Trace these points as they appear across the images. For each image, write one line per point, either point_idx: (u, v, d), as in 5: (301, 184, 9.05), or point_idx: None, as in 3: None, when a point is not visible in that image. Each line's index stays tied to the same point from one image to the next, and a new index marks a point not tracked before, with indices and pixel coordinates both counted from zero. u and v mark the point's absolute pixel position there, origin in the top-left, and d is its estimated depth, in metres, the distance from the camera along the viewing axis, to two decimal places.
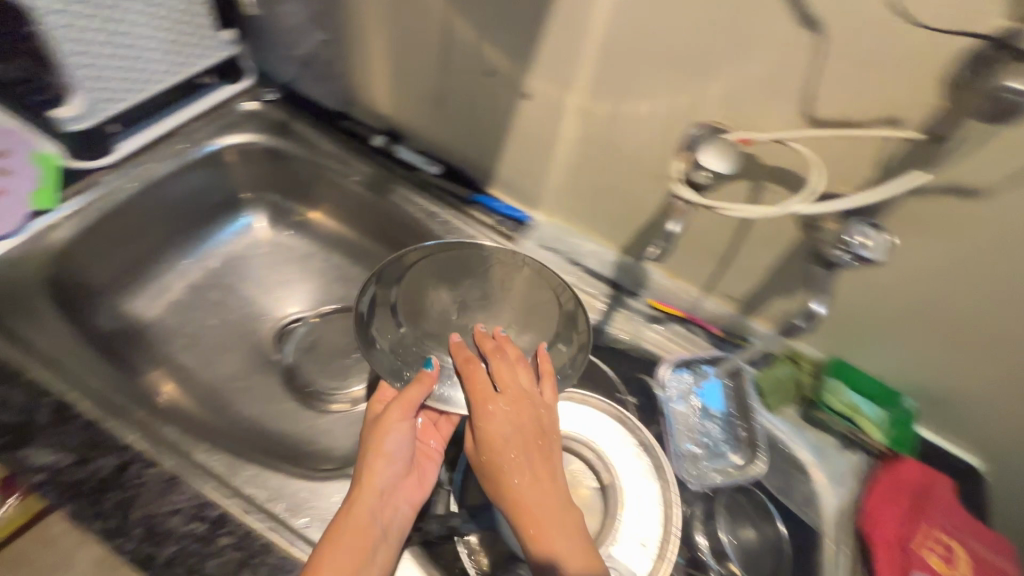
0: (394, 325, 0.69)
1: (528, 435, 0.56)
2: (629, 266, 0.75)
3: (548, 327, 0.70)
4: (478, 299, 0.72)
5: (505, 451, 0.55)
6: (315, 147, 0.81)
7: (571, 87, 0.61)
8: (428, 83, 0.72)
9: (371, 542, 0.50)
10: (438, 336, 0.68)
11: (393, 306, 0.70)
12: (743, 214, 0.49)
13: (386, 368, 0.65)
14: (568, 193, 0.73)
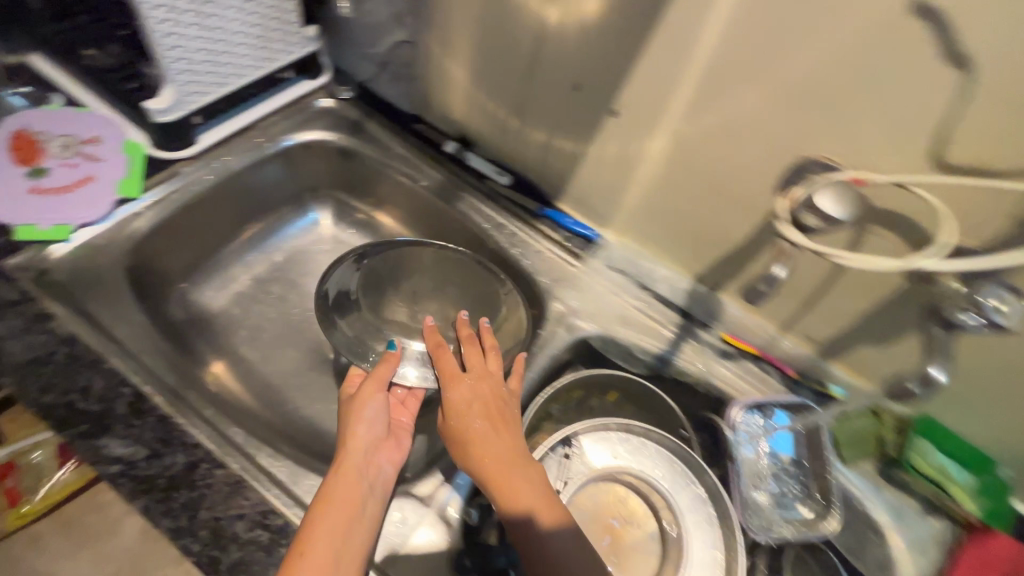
0: (356, 311, 0.73)
1: (487, 401, 0.60)
2: (702, 296, 0.72)
3: (495, 311, 0.73)
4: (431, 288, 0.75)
5: (467, 415, 0.59)
6: (388, 149, 0.80)
7: (668, 107, 0.58)
8: (509, 92, 0.70)
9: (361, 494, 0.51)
10: (395, 325, 0.72)
11: (355, 293, 0.73)
12: (855, 262, 0.46)
13: (348, 351, 0.69)
14: (645, 216, 0.70)
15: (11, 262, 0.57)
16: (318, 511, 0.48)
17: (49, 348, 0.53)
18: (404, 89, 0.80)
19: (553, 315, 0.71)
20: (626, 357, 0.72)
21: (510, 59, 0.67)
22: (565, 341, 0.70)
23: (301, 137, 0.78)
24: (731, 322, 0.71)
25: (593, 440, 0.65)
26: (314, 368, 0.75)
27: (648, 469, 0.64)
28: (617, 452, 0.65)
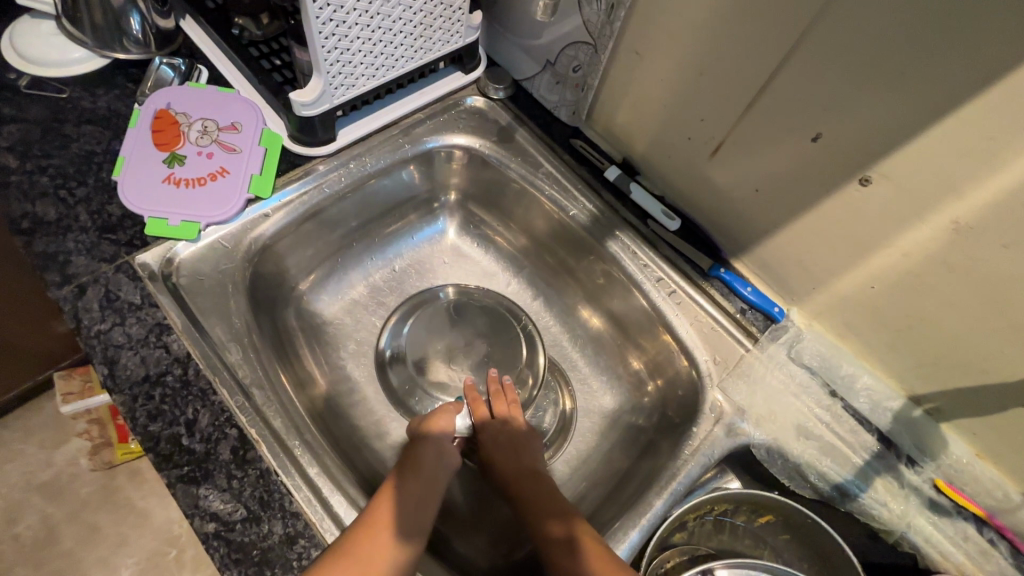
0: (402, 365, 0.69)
1: (515, 435, 0.62)
2: (917, 422, 0.55)
3: (518, 348, 0.71)
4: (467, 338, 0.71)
5: (500, 444, 0.61)
6: (536, 165, 0.69)
7: (963, 189, 0.41)
8: (711, 126, 0.56)
9: (427, 475, 0.52)
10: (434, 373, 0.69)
11: (398, 351, 0.69)
12: None
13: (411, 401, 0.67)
14: (860, 309, 0.54)
15: (138, 259, 0.53)
16: (386, 483, 0.50)
17: (163, 367, 0.48)
18: (569, 97, 0.68)
19: (711, 408, 0.57)
20: (793, 476, 0.57)
21: (728, 87, 0.52)
22: (724, 446, 0.56)
23: (446, 141, 0.69)
24: (954, 467, 0.54)
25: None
26: (420, 402, 0.67)
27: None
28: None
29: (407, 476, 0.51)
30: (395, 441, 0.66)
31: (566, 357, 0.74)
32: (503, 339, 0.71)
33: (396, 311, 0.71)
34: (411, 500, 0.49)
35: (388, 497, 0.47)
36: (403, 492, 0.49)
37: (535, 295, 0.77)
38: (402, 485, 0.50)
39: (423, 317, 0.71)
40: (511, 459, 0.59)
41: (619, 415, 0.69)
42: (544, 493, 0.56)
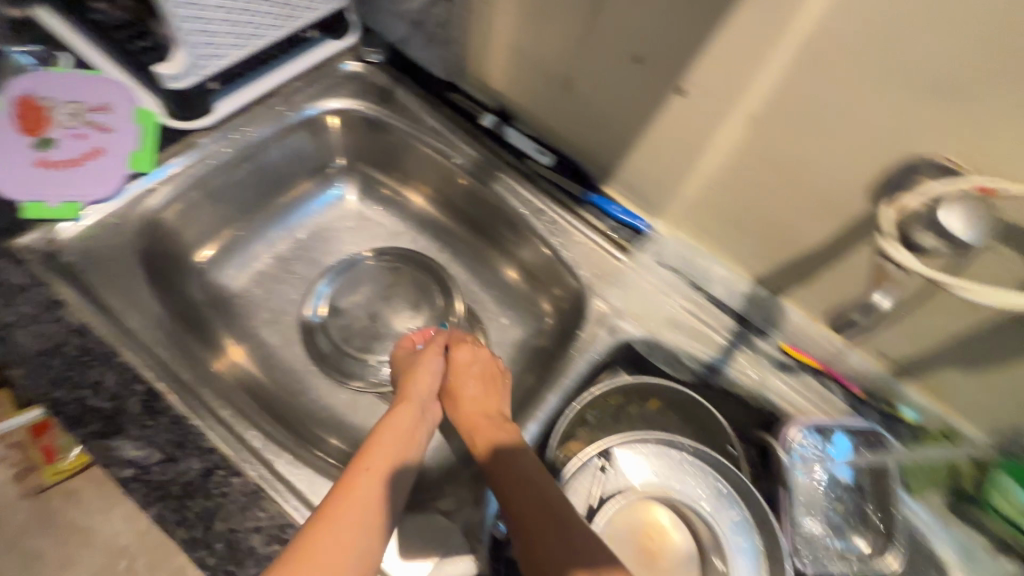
0: (321, 330, 0.73)
1: (482, 377, 0.62)
2: (762, 299, 0.64)
3: (431, 297, 0.77)
4: (382, 296, 0.76)
5: (465, 388, 0.61)
6: (418, 120, 0.73)
7: (746, 88, 0.49)
8: (558, 64, 0.62)
9: (401, 455, 0.53)
10: (349, 331, 0.74)
11: (324, 324, 0.74)
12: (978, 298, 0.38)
13: (333, 361, 0.72)
14: (702, 207, 0.62)
15: (19, 242, 0.54)
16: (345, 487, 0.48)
17: (60, 339, 0.50)
18: (440, 53, 0.73)
19: (593, 314, 0.66)
20: (671, 362, 0.66)
21: (563, 27, 0.58)
22: (607, 344, 0.64)
23: (324, 107, 0.72)
24: (793, 331, 0.64)
25: (633, 452, 0.61)
26: (337, 357, 0.73)
27: (695, 493, 0.59)
28: (658, 474, 0.60)
29: (383, 445, 0.53)
30: (318, 395, 0.71)
31: (477, 300, 0.80)
32: (417, 294, 0.77)
33: (324, 271, 0.77)
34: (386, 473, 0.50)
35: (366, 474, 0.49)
36: (376, 469, 0.50)
37: (442, 248, 0.82)
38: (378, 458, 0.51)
39: (339, 283, 0.76)
40: (474, 404, 0.60)
41: (527, 342, 0.76)
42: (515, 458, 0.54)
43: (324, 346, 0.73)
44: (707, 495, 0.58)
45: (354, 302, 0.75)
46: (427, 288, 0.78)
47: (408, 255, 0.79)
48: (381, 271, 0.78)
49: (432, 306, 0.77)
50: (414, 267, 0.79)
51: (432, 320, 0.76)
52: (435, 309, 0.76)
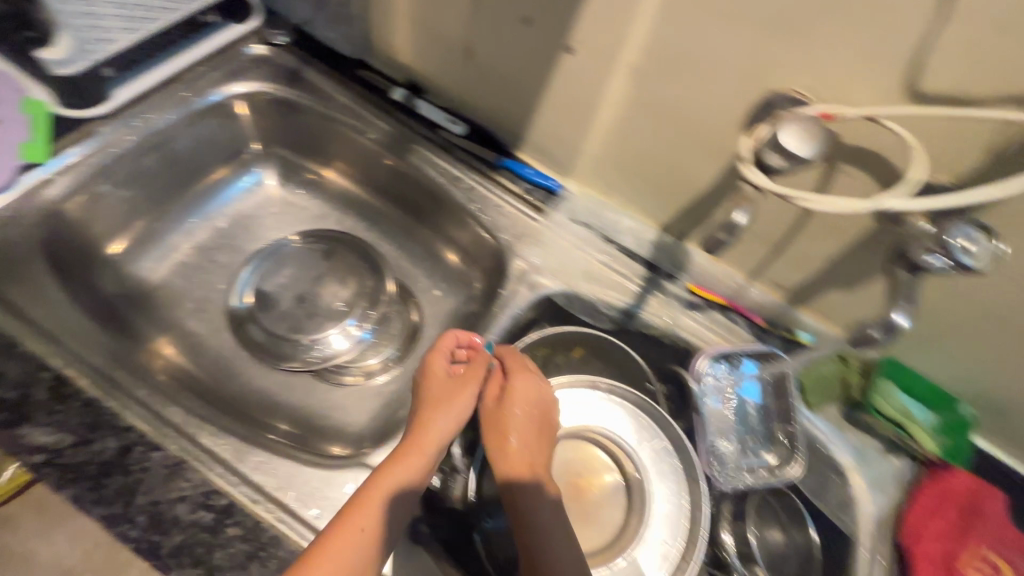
0: (250, 314, 0.74)
1: (536, 412, 0.58)
2: (669, 245, 0.69)
3: (362, 273, 0.78)
4: (312, 277, 0.76)
5: (512, 419, 0.57)
6: (329, 99, 0.74)
7: (624, 41, 0.53)
8: (457, 32, 0.64)
9: (407, 494, 0.51)
10: (277, 313, 0.74)
11: (252, 310, 0.74)
12: (824, 207, 0.42)
13: (265, 340, 0.73)
14: (605, 162, 0.66)
15: None
16: (346, 528, 0.47)
17: None
18: (346, 31, 0.74)
19: (514, 272, 0.69)
20: (593, 313, 0.69)
21: None
22: (528, 300, 0.68)
23: (229, 91, 0.72)
24: (698, 272, 0.69)
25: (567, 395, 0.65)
26: (267, 339, 0.73)
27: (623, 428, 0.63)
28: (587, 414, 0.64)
29: (398, 471, 0.52)
30: (251, 378, 0.72)
31: (408, 274, 0.81)
32: (346, 273, 0.77)
33: (250, 258, 0.77)
34: (390, 502, 0.50)
35: (369, 502, 0.49)
36: (379, 498, 0.49)
37: (369, 226, 0.83)
38: (387, 486, 0.50)
39: (263, 267, 0.76)
40: (516, 437, 0.56)
41: (459, 309, 0.78)
42: (536, 515, 0.53)
43: (252, 330, 0.73)
44: (632, 429, 0.63)
45: (281, 283, 0.76)
46: (354, 267, 0.78)
47: (336, 235, 0.79)
48: (307, 253, 0.78)
49: (362, 283, 0.77)
50: (343, 244, 0.79)
51: (359, 296, 0.76)
52: (365, 283, 0.77)
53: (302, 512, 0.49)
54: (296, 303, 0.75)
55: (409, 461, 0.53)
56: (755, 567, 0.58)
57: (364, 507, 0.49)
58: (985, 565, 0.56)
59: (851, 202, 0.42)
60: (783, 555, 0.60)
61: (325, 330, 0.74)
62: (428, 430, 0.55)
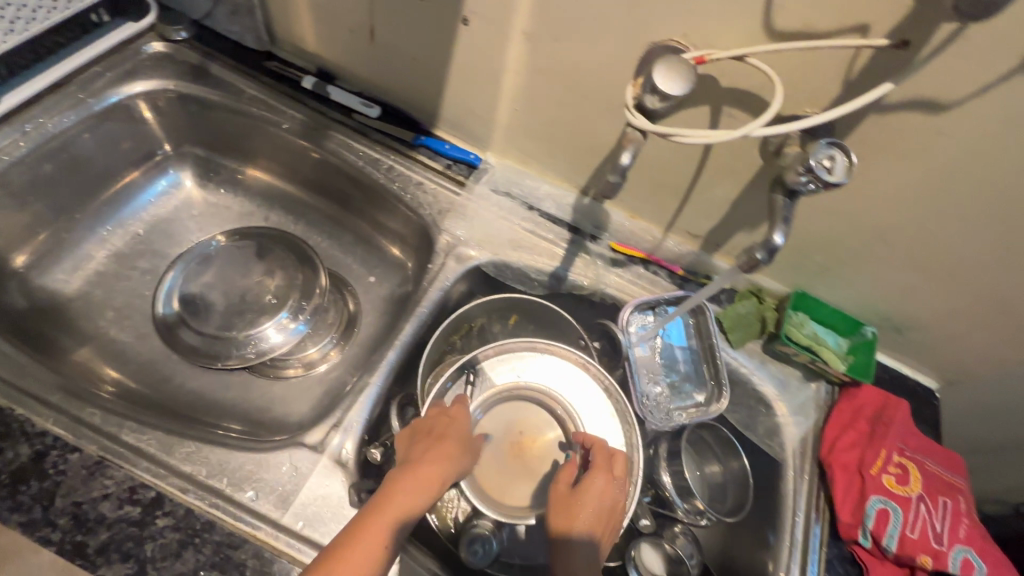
0: (176, 317, 0.72)
1: (607, 514, 0.55)
2: (588, 207, 0.72)
3: (289, 261, 0.76)
4: (240, 275, 0.75)
5: (583, 511, 0.54)
6: (238, 92, 0.73)
7: (514, 8, 0.54)
8: (356, 14, 0.64)
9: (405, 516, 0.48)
10: (203, 316, 0.72)
11: (179, 315, 0.72)
12: (699, 139, 0.46)
13: (194, 347, 0.71)
14: (517, 131, 0.68)
15: None
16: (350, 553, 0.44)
17: None
18: (248, 23, 0.73)
19: (441, 246, 0.70)
20: (523, 279, 0.72)
21: None
22: (456, 272, 0.68)
23: (129, 91, 0.70)
24: (618, 230, 0.72)
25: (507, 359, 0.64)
26: (194, 346, 0.71)
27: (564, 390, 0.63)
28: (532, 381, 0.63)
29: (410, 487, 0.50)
30: (185, 381, 0.71)
31: (340, 264, 0.81)
32: (272, 263, 0.76)
33: (174, 263, 0.74)
34: (400, 516, 0.48)
35: (377, 521, 0.47)
36: (393, 516, 0.47)
37: (296, 220, 0.82)
38: (400, 504, 0.48)
39: (186, 266, 0.74)
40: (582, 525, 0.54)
41: (394, 293, 0.79)
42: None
43: (180, 331, 0.71)
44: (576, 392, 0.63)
45: (207, 282, 0.74)
46: (281, 257, 0.76)
47: (265, 231, 0.78)
48: (234, 249, 0.76)
49: (292, 271, 0.75)
50: (273, 235, 0.78)
51: (290, 284, 0.74)
52: (290, 267, 0.75)
53: (237, 495, 0.50)
54: (222, 303, 0.73)
55: (421, 480, 0.51)
56: (694, 500, 0.61)
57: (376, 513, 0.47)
58: (893, 467, 0.59)
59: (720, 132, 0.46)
60: (720, 485, 0.65)
61: (259, 325, 0.71)
62: (442, 458, 0.53)
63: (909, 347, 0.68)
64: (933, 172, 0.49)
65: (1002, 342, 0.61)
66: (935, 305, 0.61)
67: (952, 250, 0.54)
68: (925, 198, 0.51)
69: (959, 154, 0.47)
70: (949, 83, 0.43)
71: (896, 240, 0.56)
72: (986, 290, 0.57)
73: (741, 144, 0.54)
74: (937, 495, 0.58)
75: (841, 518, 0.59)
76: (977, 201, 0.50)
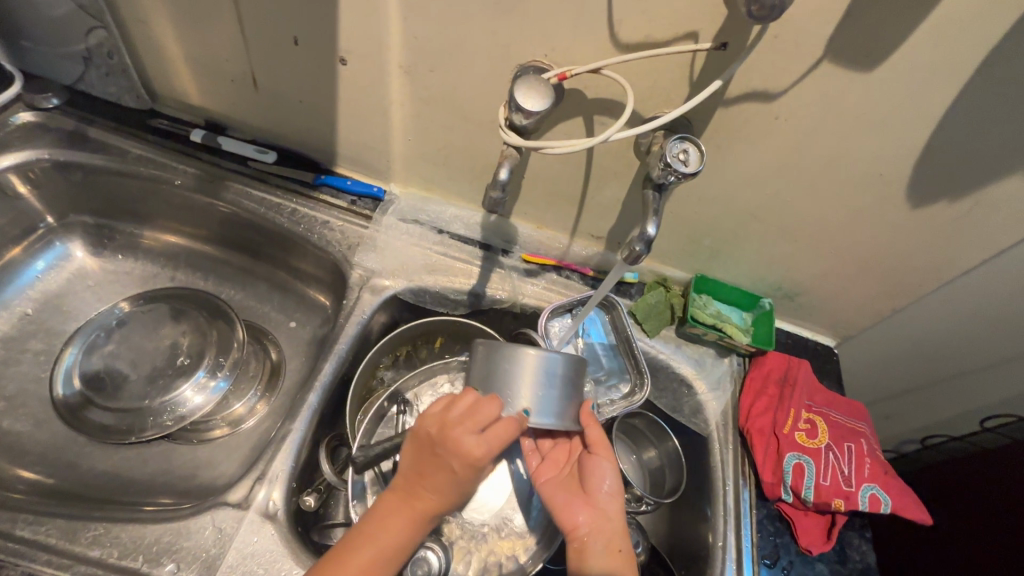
0: (77, 395, 0.67)
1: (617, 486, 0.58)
2: (495, 223, 0.74)
3: (198, 318, 0.73)
4: (145, 339, 0.71)
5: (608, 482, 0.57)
6: (122, 154, 0.71)
7: (385, 46, 0.56)
8: (234, 64, 0.65)
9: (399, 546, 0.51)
10: (109, 392, 0.68)
11: (83, 394, 0.67)
12: (564, 149, 0.51)
13: (102, 426, 0.66)
14: (414, 161, 0.70)
15: None
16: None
17: None
18: (125, 83, 0.72)
19: (355, 281, 0.70)
20: (443, 301, 0.73)
21: (218, 28, 0.61)
22: (372, 304, 0.68)
23: None
24: (527, 242, 0.75)
25: (494, 381, 0.53)
26: (100, 423, 0.66)
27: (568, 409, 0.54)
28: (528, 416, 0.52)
29: (397, 526, 0.51)
30: (96, 461, 0.67)
31: (258, 314, 0.79)
32: (180, 324, 0.72)
33: (71, 339, 0.70)
34: (384, 557, 0.50)
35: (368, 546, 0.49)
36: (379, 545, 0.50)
37: (205, 275, 0.80)
38: (390, 535, 0.50)
39: (83, 338, 0.70)
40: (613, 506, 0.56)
41: (317, 335, 0.77)
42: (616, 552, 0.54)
43: (86, 410, 0.67)
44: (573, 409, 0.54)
45: (110, 352, 0.70)
46: (192, 313, 0.73)
47: (172, 289, 0.75)
48: (137, 313, 0.73)
49: (203, 328, 0.72)
50: (183, 294, 0.75)
51: (202, 338, 0.71)
52: (200, 325, 0.72)
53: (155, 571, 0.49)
54: (128, 373, 0.69)
55: (409, 519, 0.51)
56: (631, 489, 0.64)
57: (357, 554, 0.49)
58: (803, 423, 0.65)
59: (581, 141, 0.51)
60: (659, 468, 0.70)
61: (173, 389, 0.68)
62: (435, 500, 0.51)
63: (802, 311, 0.75)
64: (779, 153, 0.55)
65: (877, 294, 0.68)
66: (812, 270, 0.68)
67: (812, 219, 0.61)
68: (779, 178, 0.57)
69: (795, 136, 0.53)
70: (770, 75, 0.49)
71: (767, 217, 0.62)
72: (851, 250, 0.63)
73: (616, 149, 0.59)
74: (842, 441, 0.63)
75: (764, 479, 0.63)
76: (823, 174, 0.56)
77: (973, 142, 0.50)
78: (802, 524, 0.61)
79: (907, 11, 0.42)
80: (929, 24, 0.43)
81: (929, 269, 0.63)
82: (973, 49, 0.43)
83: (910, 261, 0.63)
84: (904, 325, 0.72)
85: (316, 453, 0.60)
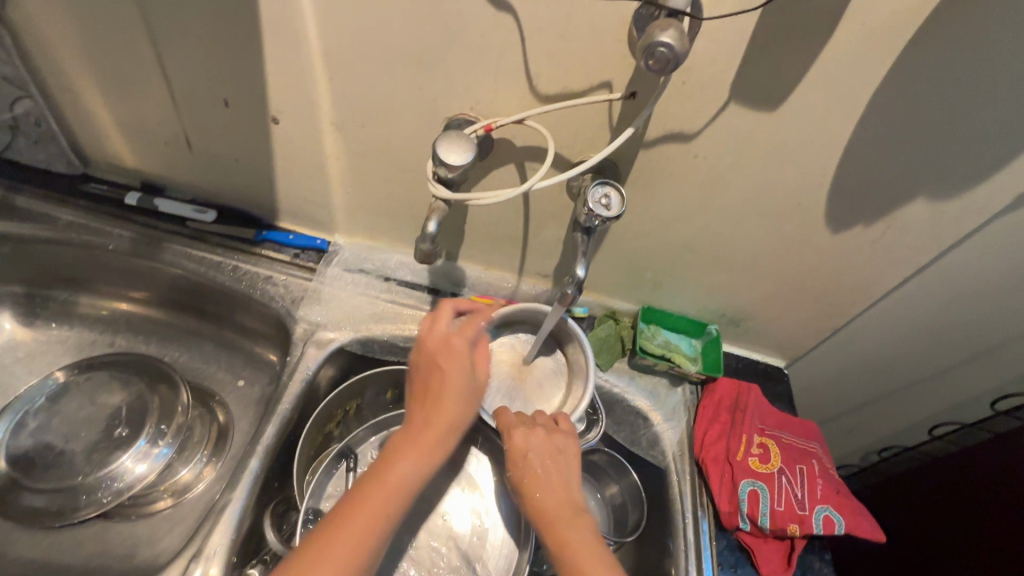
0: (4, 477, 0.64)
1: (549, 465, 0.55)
2: (441, 267, 0.74)
3: (138, 382, 0.70)
4: (80, 409, 0.68)
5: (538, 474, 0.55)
6: (54, 221, 0.70)
7: (314, 105, 0.57)
8: (165, 127, 0.64)
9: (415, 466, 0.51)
10: (38, 470, 0.64)
11: (11, 475, 0.64)
12: (493, 199, 0.52)
13: (32, 509, 0.63)
14: (356, 211, 0.70)
15: None
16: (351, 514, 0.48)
17: None
18: (55, 149, 0.70)
19: (301, 335, 0.69)
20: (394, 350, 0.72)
21: (146, 93, 0.61)
22: (317, 358, 0.67)
23: None
24: (476, 283, 0.75)
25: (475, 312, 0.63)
26: (28, 507, 0.63)
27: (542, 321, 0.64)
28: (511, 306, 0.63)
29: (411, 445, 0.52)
30: (22, 548, 0.62)
31: (203, 374, 0.77)
32: (119, 389, 0.70)
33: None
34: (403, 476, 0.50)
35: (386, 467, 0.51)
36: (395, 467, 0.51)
37: (147, 339, 0.77)
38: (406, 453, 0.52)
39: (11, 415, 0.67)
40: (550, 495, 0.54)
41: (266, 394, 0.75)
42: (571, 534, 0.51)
43: (14, 493, 0.63)
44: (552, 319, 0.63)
45: (41, 427, 0.67)
46: (132, 377, 0.70)
47: (109, 355, 0.72)
48: (71, 383, 0.70)
49: (143, 392, 0.69)
50: (123, 358, 0.72)
51: (142, 402, 0.69)
52: (139, 390, 0.69)
53: None
54: (61, 448, 0.66)
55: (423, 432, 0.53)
56: None
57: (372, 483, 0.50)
58: (755, 448, 0.65)
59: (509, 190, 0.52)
60: (622, 504, 0.69)
61: (107, 464, 0.64)
62: (444, 406, 0.54)
63: (748, 334, 0.76)
64: (701, 190, 0.57)
65: (816, 315, 0.70)
66: (752, 295, 0.70)
67: (744, 248, 0.63)
68: (707, 212, 0.60)
69: (713, 172, 0.55)
70: (683, 118, 0.51)
71: (702, 248, 0.64)
72: (784, 274, 0.65)
73: (549, 191, 0.60)
74: (794, 464, 0.64)
75: (721, 509, 0.63)
76: (746, 205, 0.58)
77: (875, 168, 0.53)
78: (762, 552, 0.61)
79: (796, 56, 0.45)
80: (820, 66, 0.46)
81: (858, 288, 0.65)
82: (861, 88, 0.47)
83: (841, 281, 0.65)
84: (845, 342, 0.74)
85: (261, 520, 0.58)
